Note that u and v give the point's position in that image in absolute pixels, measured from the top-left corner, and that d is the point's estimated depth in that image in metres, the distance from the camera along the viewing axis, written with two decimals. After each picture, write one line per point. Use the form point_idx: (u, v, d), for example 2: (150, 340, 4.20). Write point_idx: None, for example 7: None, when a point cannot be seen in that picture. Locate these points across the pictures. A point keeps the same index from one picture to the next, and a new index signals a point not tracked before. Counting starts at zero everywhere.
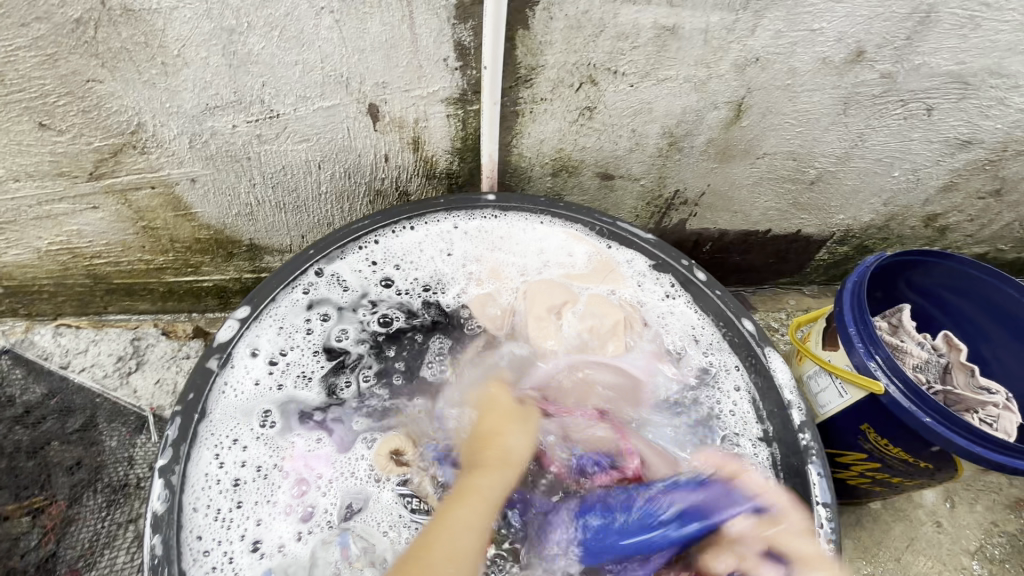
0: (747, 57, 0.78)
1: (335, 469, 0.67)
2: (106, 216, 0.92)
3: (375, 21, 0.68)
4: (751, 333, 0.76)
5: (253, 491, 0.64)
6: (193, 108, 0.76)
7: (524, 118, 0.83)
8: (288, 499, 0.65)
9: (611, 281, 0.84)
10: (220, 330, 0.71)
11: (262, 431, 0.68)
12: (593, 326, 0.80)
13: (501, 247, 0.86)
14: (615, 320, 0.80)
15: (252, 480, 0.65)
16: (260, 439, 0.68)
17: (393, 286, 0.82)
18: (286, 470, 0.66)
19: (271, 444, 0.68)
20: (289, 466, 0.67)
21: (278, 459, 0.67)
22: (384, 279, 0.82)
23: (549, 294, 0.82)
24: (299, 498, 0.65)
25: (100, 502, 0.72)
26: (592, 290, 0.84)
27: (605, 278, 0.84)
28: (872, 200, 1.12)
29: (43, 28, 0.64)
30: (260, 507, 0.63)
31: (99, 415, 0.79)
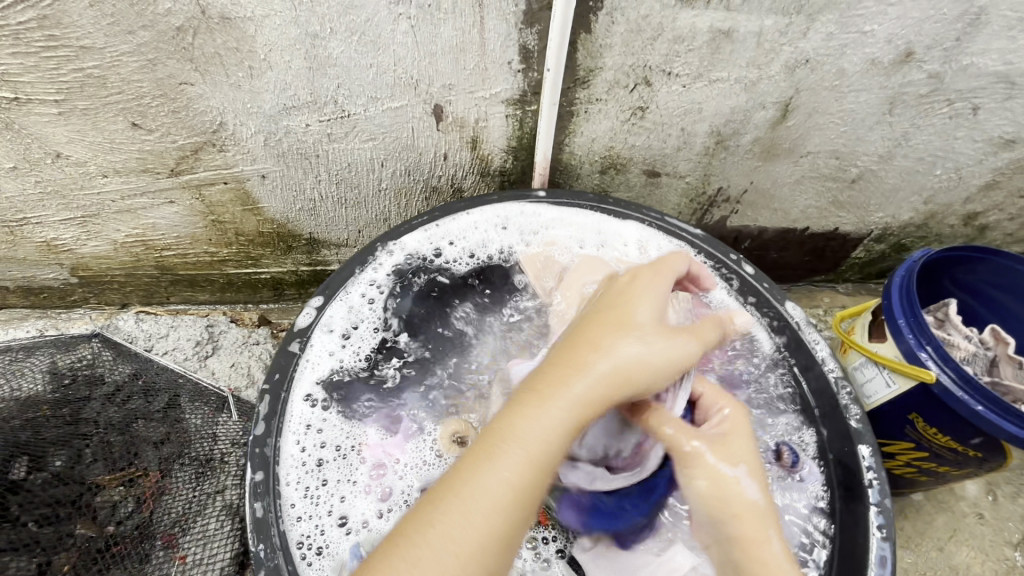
0: (798, 59, 0.81)
1: (411, 453, 0.70)
2: (180, 211, 0.98)
3: (448, 27, 0.72)
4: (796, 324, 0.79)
5: (333, 470, 0.67)
6: (272, 109, 0.81)
7: (579, 118, 0.87)
8: (367, 480, 0.67)
9: None
10: (299, 316, 0.75)
11: (334, 410, 0.70)
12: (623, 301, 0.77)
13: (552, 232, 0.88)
14: None
15: (333, 460, 0.67)
16: (334, 420, 0.70)
17: (443, 258, 0.84)
18: (364, 455, 0.69)
19: (345, 426, 0.70)
20: (364, 451, 0.69)
21: (355, 442, 0.69)
22: (437, 252, 0.84)
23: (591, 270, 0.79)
24: (378, 479, 0.67)
25: (188, 474, 0.80)
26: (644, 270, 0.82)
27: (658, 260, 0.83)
28: (912, 199, 1.13)
29: (147, 35, 0.69)
30: (341, 485, 0.66)
31: (181, 394, 0.86)
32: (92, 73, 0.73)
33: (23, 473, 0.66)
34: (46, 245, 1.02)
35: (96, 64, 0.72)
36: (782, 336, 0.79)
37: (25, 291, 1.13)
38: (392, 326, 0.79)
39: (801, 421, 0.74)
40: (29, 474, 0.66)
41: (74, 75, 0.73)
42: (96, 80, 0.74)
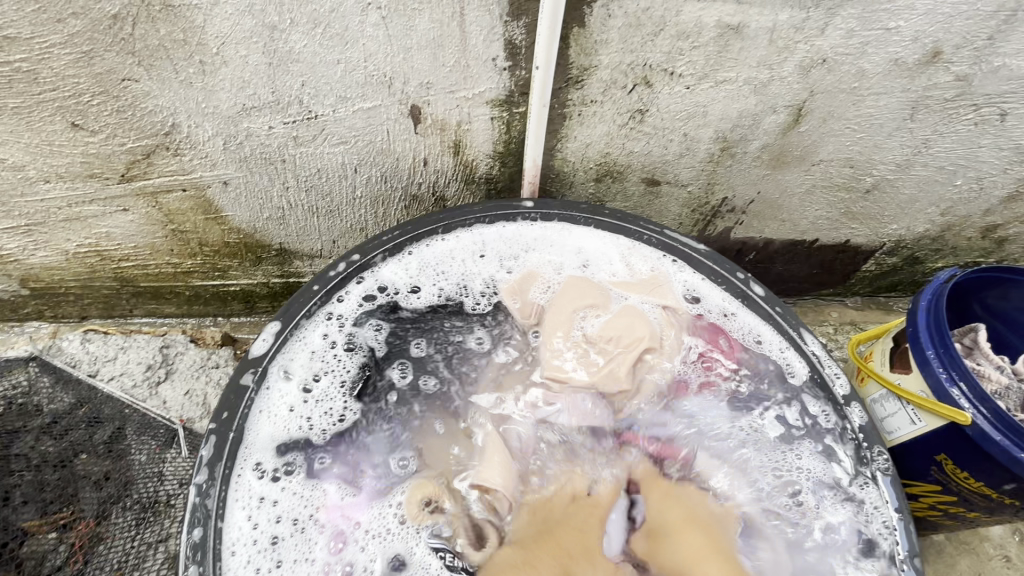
0: (814, 58, 0.73)
1: (376, 519, 0.61)
2: (136, 219, 0.89)
3: (424, 18, 0.64)
4: (813, 363, 0.71)
5: (290, 549, 0.58)
6: (230, 109, 0.73)
7: (572, 121, 0.79)
8: (326, 556, 0.58)
9: (656, 294, 0.77)
10: (254, 343, 0.67)
11: (288, 477, 0.62)
12: (613, 337, 0.73)
13: (538, 260, 0.80)
14: (638, 338, 0.72)
15: (289, 536, 0.58)
16: (293, 489, 0.61)
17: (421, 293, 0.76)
18: (321, 522, 0.60)
19: (303, 494, 0.61)
20: (321, 515, 0.60)
21: (312, 509, 0.60)
22: (413, 287, 0.76)
23: (583, 295, 0.77)
24: (338, 555, 0.58)
25: (128, 520, 0.70)
26: (634, 300, 0.77)
27: (653, 291, 0.77)
28: (930, 210, 1.06)
29: (80, 24, 0.61)
30: (297, 566, 0.57)
31: (127, 427, 0.77)
32: (20, 67, 0.65)
33: None
34: None
35: (24, 56, 0.64)
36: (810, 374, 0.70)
37: None
38: (358, 365, 0.70)
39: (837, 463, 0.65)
40: None
41: (1, 69, 0.65)
42: (27, 75, 0.66)
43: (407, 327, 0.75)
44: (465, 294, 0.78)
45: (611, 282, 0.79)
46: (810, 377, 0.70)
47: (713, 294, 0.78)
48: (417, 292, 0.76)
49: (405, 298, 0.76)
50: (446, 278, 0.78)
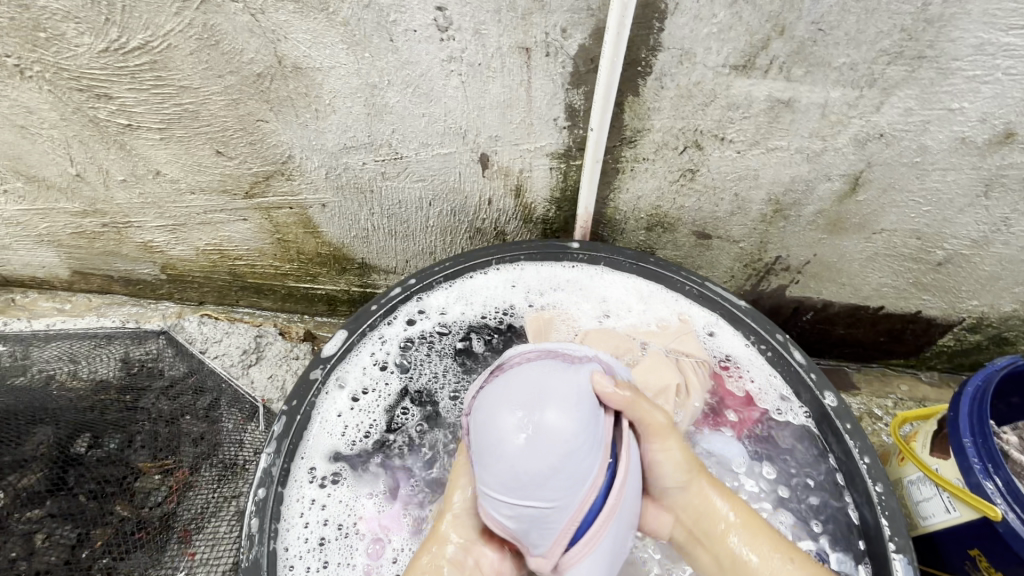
0: (870, 132, 0.75)
1: (409, 533, 0.70)
2: (252, 227, 1.08)
3: (496, 84, 0.75)
4: (810, 421, 0.76)
5: (335, 552, 0.67)
6: (334, 147, 0.88)
7: (625, 175, 0.86)
8: (367, 561, 0.68)
9: (677, 343, 0.83)
10: (326, 344, 0.79)
11: (337, 486, 0.72)
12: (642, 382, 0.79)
13: (562, 294, 0.89)
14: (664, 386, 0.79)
15: (334, 540, 0.68)
16: (337, 496, 0.71)
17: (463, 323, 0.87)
18: (362, 530, 0.70)
19: (348, 503, 0.71)
20: (370, 525, 0.70)
21: (354, 517, 0.70)
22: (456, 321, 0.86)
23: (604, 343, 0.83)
24: (376, 559, 0.68)
25: (212, 475, 0.86)
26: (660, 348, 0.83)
27: (678, 342, 0.83)
28: (1017, 289, 0.98)
29: (233, 79, 0.78)
30: (342, 569, 0.66)
31: (222, 399, 0.95)
32: (188, 108, 0.84)
33: (83, 448, 0.80)
34: (144, 245, 1.17)
35: (192, 101, 0.82)
36: (812, 425, 0.75)
37: (125, 282, 1.30)
38: (402, 383, 0.81)
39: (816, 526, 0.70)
40: (88, 449, 0.81)
41: (174, 109, 0.84)
42: (191, 114, 0.85)
43: (443, 343, 0.85)
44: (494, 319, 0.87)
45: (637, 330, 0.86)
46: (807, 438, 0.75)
47: (740, 343, 0.83)
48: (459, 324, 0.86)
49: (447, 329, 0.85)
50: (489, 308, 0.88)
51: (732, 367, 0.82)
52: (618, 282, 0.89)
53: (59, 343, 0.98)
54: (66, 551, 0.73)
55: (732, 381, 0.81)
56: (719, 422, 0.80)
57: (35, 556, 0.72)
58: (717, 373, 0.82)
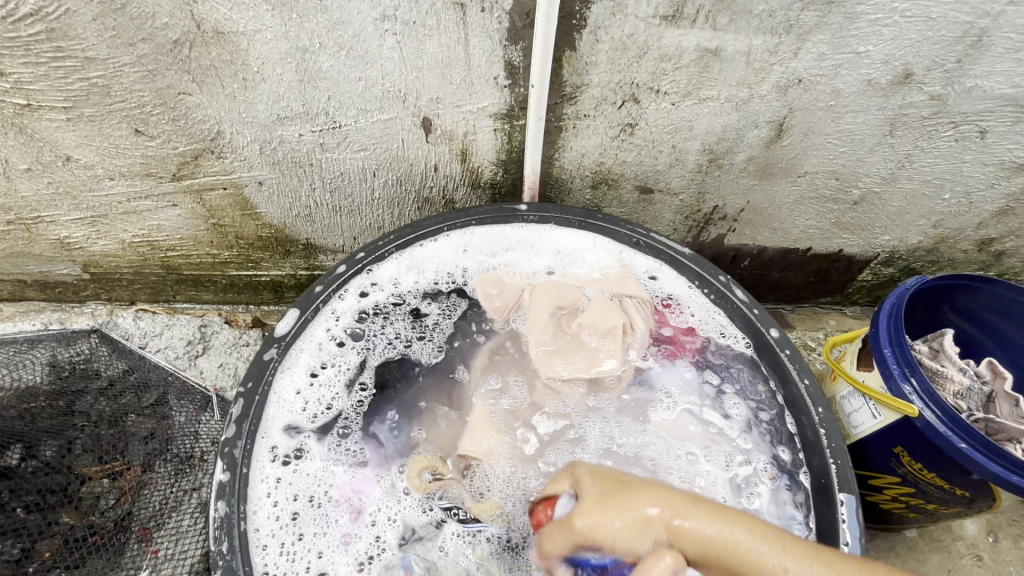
0: (790, 78, 0.80)
1: (383, 495, 0.70)
2: (183, 213, 1.01)
3: (433, 42, 0.74)
4: (751, 349, 0.81)
5: (310, 522, 0.67)
6: (266, 118, 0.83)
7: (567, 133, 0.87)
8: (343, 527, 0.67)
9: (620, 286, 0.87)
10: (278, 322, 0.77)
11: (303, 461, 0.70)
12: (591, 324, 0.82)
13: (513, 253, 0.91)
14: (612, 328, 0.81)
15: (308, 511, 0.67)
16: (304, 470, 0.70)
17: (416, 289, 0.86)
18: (334, 498, 0.69)
19: (316, 475, 0.70)
20: (344, 494, 0.69)
21: (325, 487, 0.69)
22: (409, 289, 0.85)
23: (554, 294, 0.84)
24: (354, 524, 0.67)
25: (168, 470, 0.84)
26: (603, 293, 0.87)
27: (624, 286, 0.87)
28: (921, 222, 1.09)
29: (147, 47, 0.73)
30: (317, 538, 0.66)
31: (170, 393, 0.91)
32: (97, 82, 0.77)
33: (15, 460, 0.73)
34: (60, 242, 1.07)
35: (101, 74, 0.76)
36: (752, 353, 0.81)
37: (40, 286, 1.19)
38: (359, 356, 0.80)
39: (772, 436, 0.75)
40: (22, 461, 0.73)
41: (81, 84, 0.77)
42: (101, 89, 0.78)
43: (399, 313, 0.84)
44: (446, 283, 0.87)
45: (582, 280, 0.89)
46: (751, 365, 0.80)
47: (683, 285, 0.88)
48: (412, 292, 0.85)
49: (401, 297, 0.85)
50: (439, 272, 0.87)
51: (674, 305, 0.87)
52: (564, 239, 0.92)
53: None
54: (10, 567, 0.67)
55: (675, 317, 0.86)
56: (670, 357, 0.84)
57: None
58: (660, 311, 0.86)
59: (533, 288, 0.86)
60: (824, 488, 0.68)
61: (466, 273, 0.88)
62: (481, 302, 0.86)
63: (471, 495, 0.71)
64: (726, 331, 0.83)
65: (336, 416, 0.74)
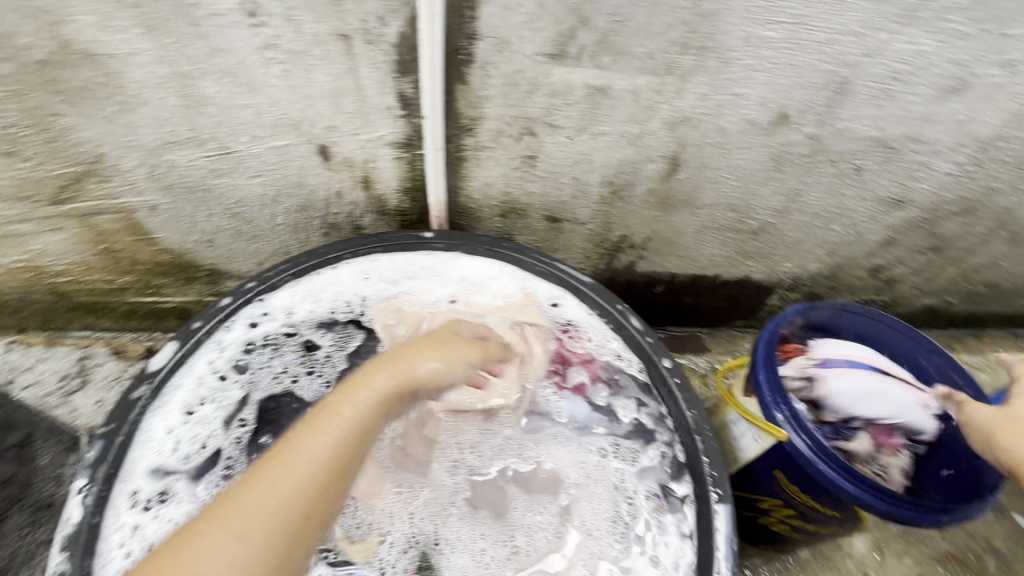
0: (677, 116, 0.83)
1: None
2: (69, 237, 0.96)
3: (321, 72, 0.73)
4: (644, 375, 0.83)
5: None
6: (152, 142, 0.80)
7: (469, 163, 0.88)
8: None
9: (520, 314, 0.88)
10: (153, 357, 0.74)
11: (164, 506, 0.66)
12: None
13: (416, 280, 0.90)
14: None
15: None
16: (165, 516, 0.65)
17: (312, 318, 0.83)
18: None
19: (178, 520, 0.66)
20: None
21: None
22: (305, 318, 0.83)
23: (451, 322, 0.84)
24: None
25: (25, 517, 0.80)
26: (503, 320, 0.87)
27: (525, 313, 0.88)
28: (816, 251, 1.15)
29: (9, 67, 0.69)
30: None
31: (35, 433, 0.86)
32: None
33: None
34: None
35: None
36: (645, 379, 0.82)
37: None
38: (242, 389, 0.76)
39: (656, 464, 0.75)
40: None
41: None
42: None
43: (291, 344, 0.81)
44: (344, 312, 0.85)
45: (483, 308, 0.88)
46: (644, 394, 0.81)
47: (584, 312, 0.89)
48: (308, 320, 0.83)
49: (295, 326, 0.82)
50: (339, 300, 0.86)
51: (574, 331, 0.88)
52: (468, 266, 0.92)
53: None
54: None
55: (574, 343, 0.86)
56: (569, 386, 0.84)
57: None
58: (560, 337, 0.87)
59: (432, 317, 0.85)
60: (700, 520, 0.70)
61: (365, 301, 0.87)
62: (378, 329, 0.84)
63: (348, 536, 0.69)
64: (621, 357, 0.84)
65: (214, 455, 0.70)
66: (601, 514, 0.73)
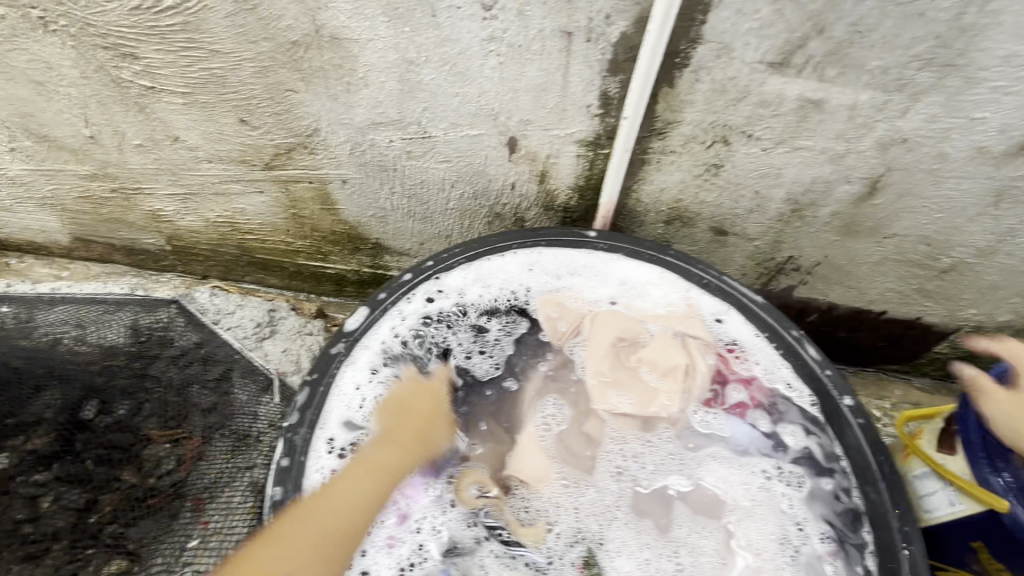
0: (894, 137, 0.77)
1: (430, 501, 0.71)
2: (268, 200, 1.07)
3: (533, 67, 0.75)
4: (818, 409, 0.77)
5: None
6: (362, 122, 0.87)
7: (650, 167, 0.87)
8: (390, 529, 0.69)
9: (683, 325, 0.85)
10: (349, 317, 0.80)
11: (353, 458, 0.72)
12: (652, 360, 0.82)
13: (577, 278, 0.90)
14: (671, 366, 0.81)
15: None
16: None
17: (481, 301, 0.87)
18: (383, 499, 0.71)
19: None
20: (393, 500, 0.71)
21: None
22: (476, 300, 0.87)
23: (616, 325, 0.84)
24: (400, 527, 0.69)
25: (227, 445, 0.86)
26: (665, 329, 0.85)
27: (688, 323, 0.85)
28: (1014, 300, 1.02)
29: (267, 46, 0.78)
30: (361, 537, 0.68)
31: (235, 370, 0.94)
32: (216, 73, 0.82)
33: (91, 414, 0.82)
34: (153, 214, 1.15)
35: (221, 66, 0.81)
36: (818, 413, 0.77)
37: (127, 252, 1.27)
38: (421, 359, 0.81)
39: (829, 505, 0.71)
40: (97, 415, 0.82)
41: (202, 74, 0.83)
42: (218, 79, 0.83)
43: (463, 324, 0.85)
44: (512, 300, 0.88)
45: (645, 314, 0.87)
46: (818, 428, 0.76)
47: (751, 332, 0.84)
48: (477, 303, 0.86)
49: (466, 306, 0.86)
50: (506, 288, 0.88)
51: (739, 351, 0.83)
52: (632, 269, 0.90)
53: (65, 306, 0.99)
54: (74, 515, 0.74)
55: (739, 364, 0.83)
56: (727, 405, 0.80)
57: (8, 547, 0.70)
58: (723, 354, 0.83)
59: (595, 316, 0.86)
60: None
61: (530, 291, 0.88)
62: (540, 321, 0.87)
63: (517, 519, 0.72)
64: (793, 386, 0.79)
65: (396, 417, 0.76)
66: (768, 535, 0.71)
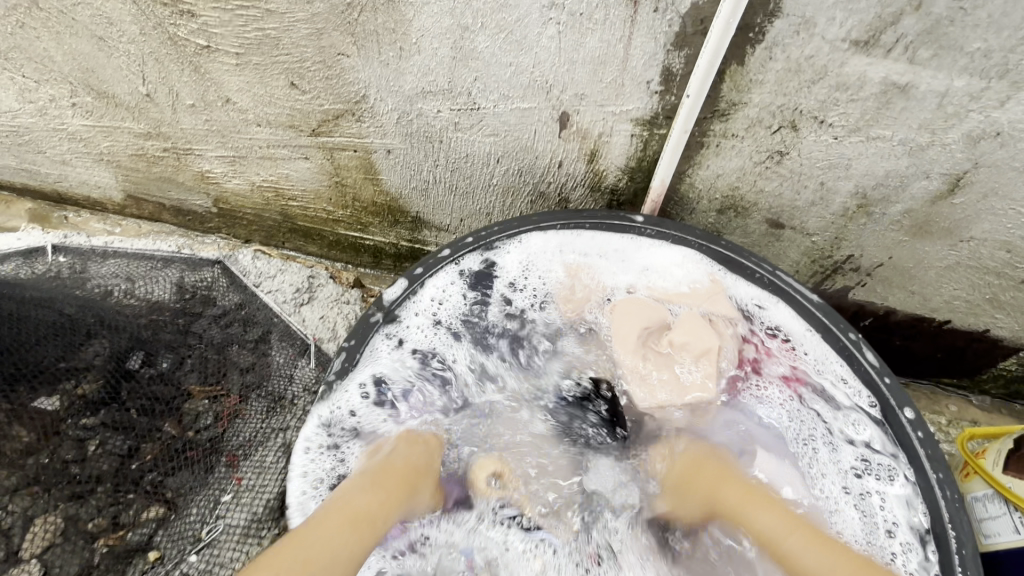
0: (986, 129, 0.70)
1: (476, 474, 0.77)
2: (312, 167, 1.07)
3: (594, 37, 0.71)
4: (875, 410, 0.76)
5: None
6: (411, 90, 0.85)
7: (708, 150, 0.82)
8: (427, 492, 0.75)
9: (711, 303, 0.84)
10: (388, 288, 0.85)
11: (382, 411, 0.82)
12: (683, 342, 0.82)
13: (606, 260, 0.89)
14: (705, 347, 0.81)
15: None
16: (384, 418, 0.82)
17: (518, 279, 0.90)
18: None
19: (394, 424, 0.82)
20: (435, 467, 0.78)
21: None
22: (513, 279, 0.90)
23: (641, 309, 0.85)
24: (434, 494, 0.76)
25: (262, 405, 0.90)
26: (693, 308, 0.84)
27: (716, 303, 0.84)
28: None
29: (321, 7, 0.76)
30: None
31: (273, 332, 0.98)
32: (270, 34, 0.82)
33: (136, 365, 0.84)
34: (201, 175, 1.16)
35: (275, 26, 0.80)
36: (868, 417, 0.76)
37: (176, 212, 1.30)
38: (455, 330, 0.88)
39: (900, 512, 0.71)
40: (141, 366, 0.84)
41: (256, 34, 0.82)
42: (272, 40, 0.83)
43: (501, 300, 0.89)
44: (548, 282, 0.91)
45: (669, 294, 0.86)
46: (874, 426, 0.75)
47: (799, 327, 0.81)
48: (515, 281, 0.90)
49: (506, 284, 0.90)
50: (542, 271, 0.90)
51: (779, 339, 0.83)
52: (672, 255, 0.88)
53: (116, 261, 1.02)
54: (116, 461, 0.76)
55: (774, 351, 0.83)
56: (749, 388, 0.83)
57: (54, 487, 0.71)
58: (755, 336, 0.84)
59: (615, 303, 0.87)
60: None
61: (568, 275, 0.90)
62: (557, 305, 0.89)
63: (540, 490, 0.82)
64: (845, 383, 0.78)
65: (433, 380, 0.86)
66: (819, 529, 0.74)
